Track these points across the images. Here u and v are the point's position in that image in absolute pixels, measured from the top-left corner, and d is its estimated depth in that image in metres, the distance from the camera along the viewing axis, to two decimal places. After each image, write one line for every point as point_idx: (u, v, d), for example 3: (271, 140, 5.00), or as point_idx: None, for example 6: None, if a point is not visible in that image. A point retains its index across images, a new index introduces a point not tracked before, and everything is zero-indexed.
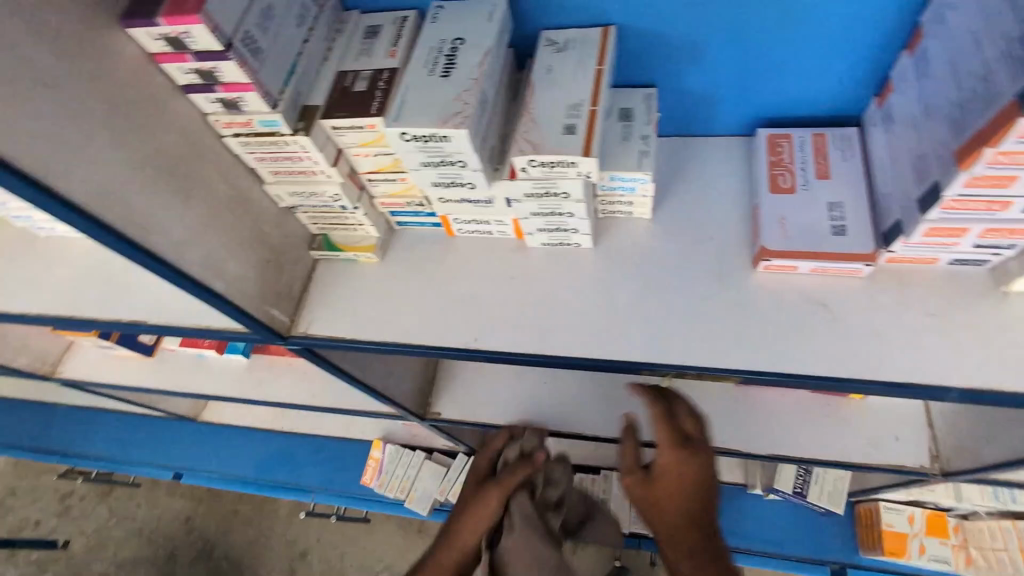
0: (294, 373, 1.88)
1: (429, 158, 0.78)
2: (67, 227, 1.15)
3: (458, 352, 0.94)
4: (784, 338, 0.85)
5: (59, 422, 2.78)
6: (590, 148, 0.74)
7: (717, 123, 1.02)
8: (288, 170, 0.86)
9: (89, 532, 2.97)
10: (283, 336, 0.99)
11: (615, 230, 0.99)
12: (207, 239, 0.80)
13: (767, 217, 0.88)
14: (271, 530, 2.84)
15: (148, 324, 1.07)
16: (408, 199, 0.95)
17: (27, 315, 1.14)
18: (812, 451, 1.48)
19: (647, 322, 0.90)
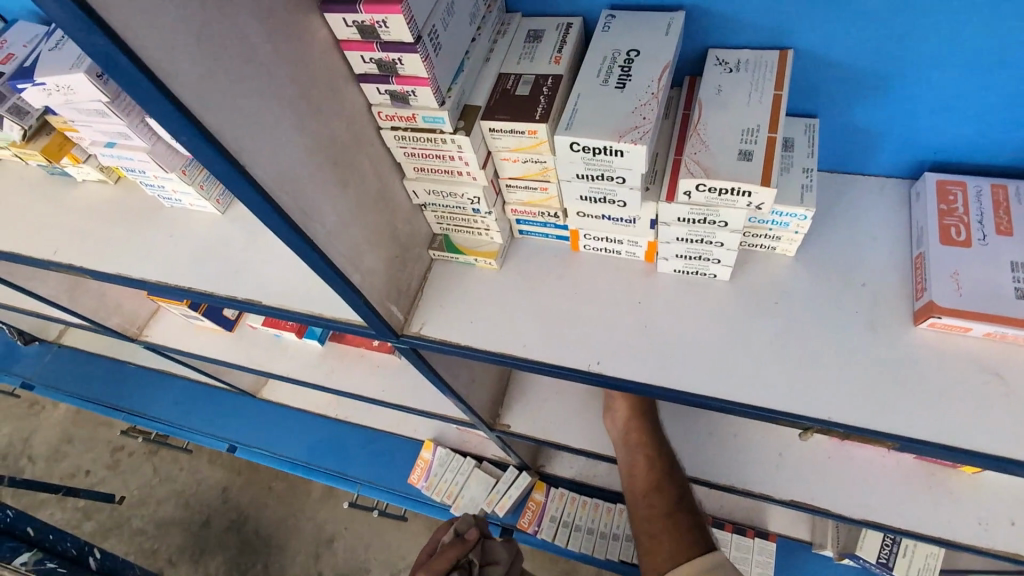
0: (366, 365, 1.89)
1: (588, 169, 0.75)
2: (193, 199, 1.18)
3: (576, 373, 0.91)
4: (949, 406, 0.77)
5: (127, 380, 2.90)
6: (769, 177, 0.70)
7: (874, 161, 0.95)
8: (433, 168, 0.84)
9: (134, 488, 3.07)
10: (396, 333, 0.98)
11: (753, 264, 0.93)
12: (352, 229, 0.79)
13: (937, 270, 0.81)
14: (304, 512, 2.86)
15: (260, 304, 1.08)
16: (542, 209, 0.92)
17: (143, 280, 1.17)
18: (911, 521, 1.36)
19: (786, 367, 0.84)
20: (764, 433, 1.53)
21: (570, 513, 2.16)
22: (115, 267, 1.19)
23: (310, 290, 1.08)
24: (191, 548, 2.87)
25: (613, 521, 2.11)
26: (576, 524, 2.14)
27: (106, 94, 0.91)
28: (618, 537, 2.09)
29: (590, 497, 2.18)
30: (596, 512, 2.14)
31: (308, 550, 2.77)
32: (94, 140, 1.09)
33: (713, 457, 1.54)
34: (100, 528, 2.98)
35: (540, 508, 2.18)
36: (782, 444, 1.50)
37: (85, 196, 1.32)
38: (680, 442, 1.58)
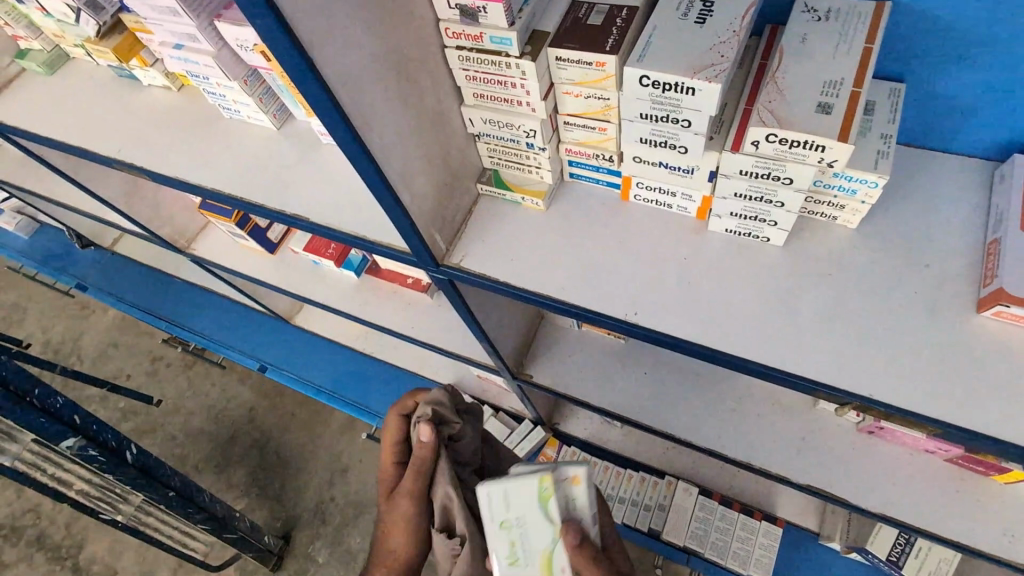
0: (398, 301, 1.94)
1: (654, 109, 0.73)
2: (252, 112, 1.19)
3: (611, 321, 0.90)
4: (1001, 397, 0.74)
5: (172, 292, 3.04)
6: (847, 133, 0.66)
7: (959, 138, 0.88)
8: (493, 95, 0.83)
9: (170, 396, 3.26)
10: (437, 262, 0.99)
11: (811, 233, 0.89)
12: (407, 148, 0.79)
13: (1013, 258, 0.76)
14: (325, 439, 2.98)
15: (307, 222, 1.11)
16: (597, 151, 0.90)
17: (198, 187, 1.20)
18: (930, 522, 1.33)
19: (831, 339, 0.82)
20: (788, 416, 1.51)
21: None
22: (173, 172, 1.23)
23: (357, 213, 1.09)
24: (219, 457, 3.05)
25: (648, 492, 2.06)
26: None
27: None
28: (622, 500, 2.08)
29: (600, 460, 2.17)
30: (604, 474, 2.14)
31: (326, 476, 2.90)
32: (164, 42, 1.11)
33: (733, 433, 1.54)
34: (137, 428, 3.20)
35: None
36: (805, 430, 1.49)
37: (150, 99, 1.35)
38: (700, 413, 1.57)
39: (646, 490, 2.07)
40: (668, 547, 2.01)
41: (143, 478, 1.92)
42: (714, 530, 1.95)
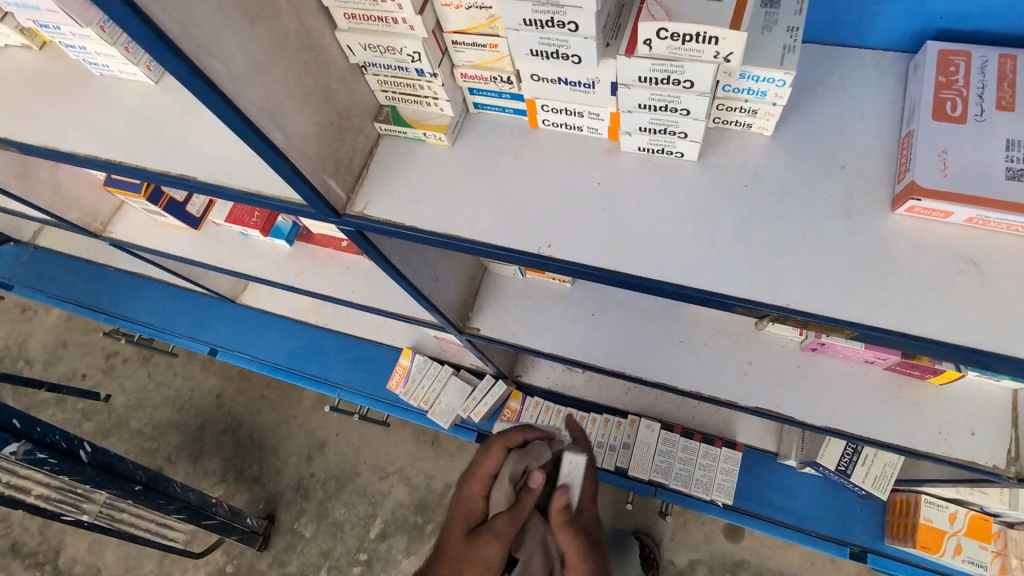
0: (336, 266, 1.84)
1: (536, 12, 0.65)
2: (122, 66, 1.07)
3: (526, 257, 0.85)
4: (917, 294, 0.72)
5: (107, 283, 2.87)
6: (739, 21, 0.61)
7: (872, 30, 0.83)
8: (364, 14, 0.74)
9: (128, 390, 3.14)
10: (337, 212, 0.91)
11: (726, 144, 0.85)
12: (268, 79, 0.70)
13: (924, 149, 0.73)
14: (294, 417, 2.92)
15: (197, 182, 1.01)
16: (494, 73, 0.82)
17: (76, 155, 1.08)
18: (873, 429, 1.36)
19: (748, 252, 0.78)
20: (736, 343, 1.51)
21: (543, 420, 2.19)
22: (46, 141, 1.10)
23: (254, 168, 1.00)
24: (187, 447, 2.97)
25: (612, 433, 2.05)
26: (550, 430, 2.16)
27: None
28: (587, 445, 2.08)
29: (564, 407, 2.19)
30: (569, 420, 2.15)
31: (300, 453, 2.85)
32: None
33: (684, 364, 1.53)
34: (99, 428, 3.08)
35: (516, 416, 2.22)
36: (753, 354, 1.49)
37: (10, 62, 1.20)
38: (649, 349, 1.56)
39: (610, 432, 2.07)
40: (635, 482, 2.05)
41: (106, 476, 1.81)
42: (677, 460, 1.98)
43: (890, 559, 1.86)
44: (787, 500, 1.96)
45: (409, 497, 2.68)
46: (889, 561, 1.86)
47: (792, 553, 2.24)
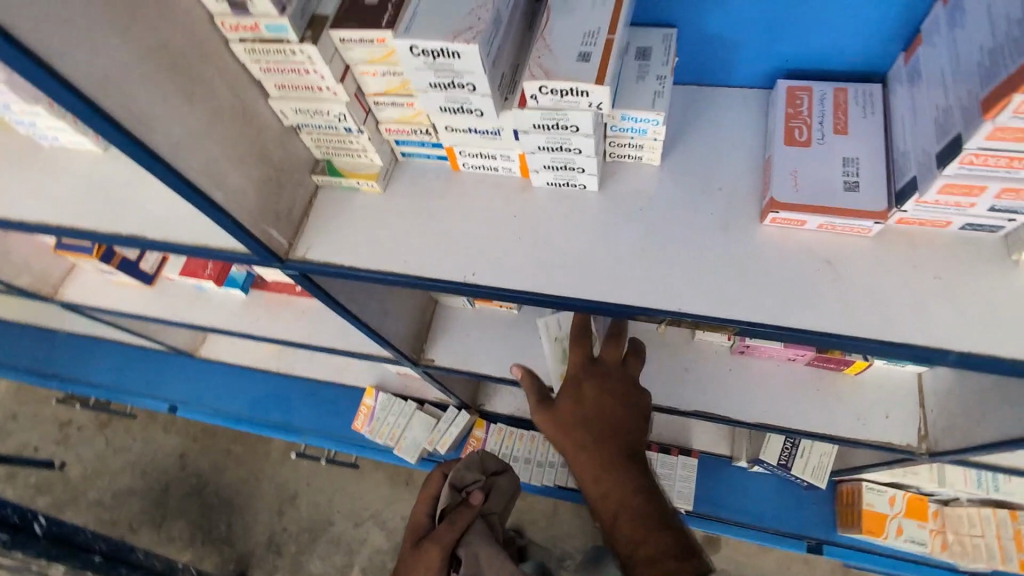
0: (291, 310, 1.88)
1: (438, 77, 0.76)
2: (73, 138, 1.14)
3: (455, 285, 0.94)
4: (786, 291, 0.84)
5: (60, 348, 2.82)
6: (603, 76, 0.72)
7: (735, 72, 0.98)
8: (293, 84, 0.84)
9: (85, 460, 3.04)
10: (281, 259, 0.98)
11: (623, 175, 0.97)
12: (209, 147, 0.79)
13: (779, 169, 0.86)
14: (262, 472, 2.88)
15: (148, 239, 1.07)
16: (414, 126, 0.93)
17: (29, 224, 1.13)
18: (801, 422, 1.49)
19: (648, 267, 0.90)
20: (674, 353, 1.61)
21: (507, 446, 2.25)
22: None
23: (202, 226, 1.07)
24: (150, 513, 2.89)
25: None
26: (514, 455, 2.24)
27: None
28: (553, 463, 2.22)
29: (529, 431, 2.27)
30: (533, 443, 2.25)
31: (269, 507, 2.80)
32: None
33: None
34: (54, 502, 2.96)
35: (481, 444, 2.28)
36: (690, 361, 1.60)
37: None
38: None
39: None
40: None
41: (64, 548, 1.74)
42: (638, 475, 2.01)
43: (844, 548, 1.96)
44: (744, 499, 2.05)
45: (386, 542, 2.66)
46: (844, 550, 1.95)
47: (762, 555, 2.33)
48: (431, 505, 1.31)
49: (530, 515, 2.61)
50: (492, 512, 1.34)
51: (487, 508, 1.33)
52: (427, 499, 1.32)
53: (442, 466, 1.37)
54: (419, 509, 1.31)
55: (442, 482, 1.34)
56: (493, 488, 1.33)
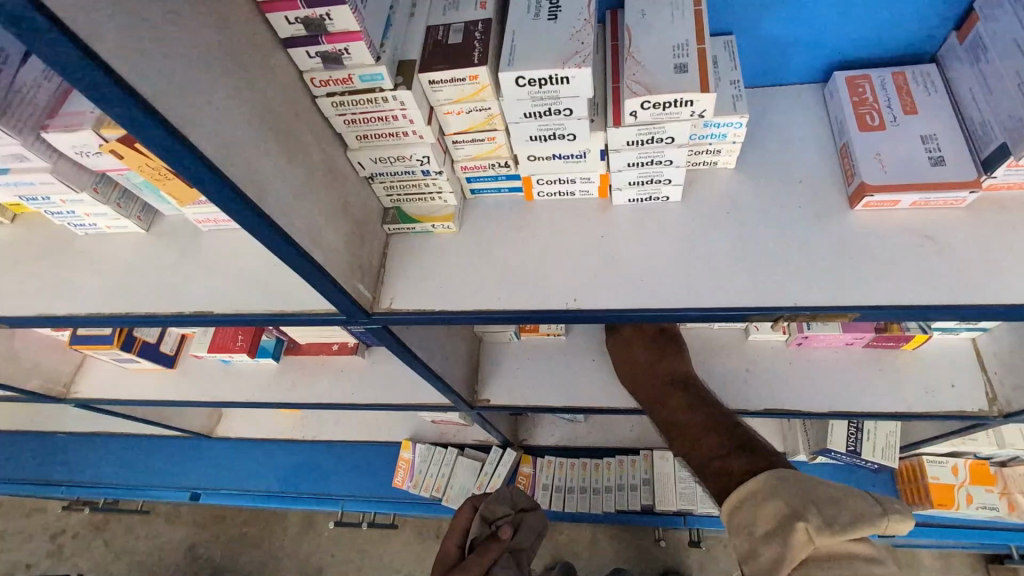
0: (327, 371, 1.82)
1: (535, 106, 0.76)
2: (115, 222, 1.10)
3: (556, 313, 0.91)
4: (893, 267, 0.85)
5: (60, 450, 2.65)
6: (706, 84, 0.73)
7: (788, 70, 1.02)
8: (376, 133, 0.82)
9: (88, 568, 2.82)
10: (366, 312, 0.94)
11: (700, 182, 0.98)
12: (304, 205, 0.76)
13: (861, 154, 0.88)
14: (282, 549, 2.71)
15: (216, 314, 1.03)
16: (491, 160, 0.92)
17: (73, 316, 1.06)
18: (870, 403, 1.48)
19: (749, 266, 0.89)
20: (730, 354, 1.61)
21: (561, 478, 2.19)
22: (31, 310, 1.07)
23: (268, 292, 1.03)
24: None
25: (629, 472, 2.14)
26: (568, 486, 2.17)
27: (6, 128, 0.84)
28: (608, 488, 2.14)
29: (577, 458, 2.22)
30: (585, 470, 2.19)
31: None
32: None
33: None
34: None
35: (531, 480, 2.20)
36: (747, 360, 1.59)
37: None
38: None
39: (626, 472, 2.15)
40: (663, 516, 2.11)
41: None
42: None
43: (913, 526, 1.94)
44: None
45: None
46: (913, 529, 1.93)
47: None
48: (462, 537, 1.46)
49: (581, 548, 2.51)
50: (518, 543, 1.51)
51: (515, 542, 1.49)
52: (459, 529, 1.46)
53: (472, 499, 1.48)
54: (449, 539, 1.46)
55: (472, 515, 1.47)
56: (521, 523, 1.51)
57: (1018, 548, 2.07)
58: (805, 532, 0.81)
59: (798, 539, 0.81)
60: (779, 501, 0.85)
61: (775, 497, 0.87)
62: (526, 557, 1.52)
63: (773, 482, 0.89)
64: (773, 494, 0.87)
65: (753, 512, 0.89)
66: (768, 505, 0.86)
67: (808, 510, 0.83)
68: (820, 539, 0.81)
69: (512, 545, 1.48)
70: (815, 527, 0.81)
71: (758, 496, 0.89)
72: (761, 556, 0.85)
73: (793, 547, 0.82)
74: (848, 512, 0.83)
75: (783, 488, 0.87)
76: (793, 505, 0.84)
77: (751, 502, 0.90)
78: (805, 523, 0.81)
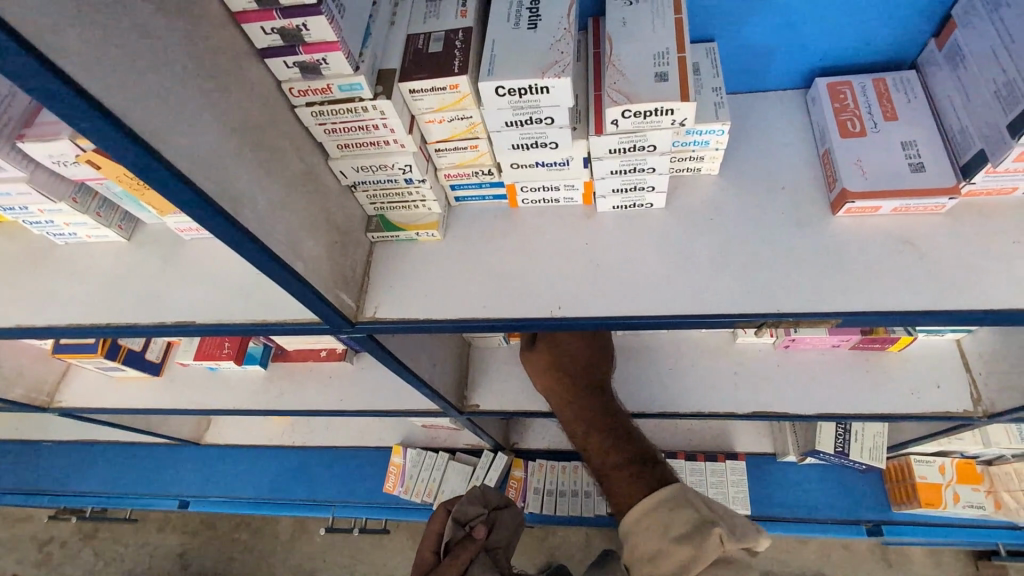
0: (316, 377, 1.81)
1: (516, 115, 0.76)
2: (95, 231, 1.08)
3: (540, 321, 0.90)
4: (874, 273, 0.85)
5: (46, 458, 2.62)
6: (686, 93, 0.73)
7: (771, 76, 1.03)
8: (357, 141, 0.81)
9: None
10: (350, 322, 0.94)
11: (685, 188, 0.98)
12: (284, 216, 0.75)
13: (842, 160, 0.89)
14: (274, 556, 2.69)
15: (199, 324, 1.02)
16: (475, 168, 0.92)
17: (51, 327, 1.05)
18: (857, 405, 1.49)
19: (733, 272, 0.89)
20: (719, 357, 1.61)
21: (552, 481, 2.19)
22: (10, 322, 1.06)
23: (251, 301, 1.02)
24: None
25: None
26: (560, 489, 2.16)
27: None
28: (600, 491, 2.14)
29: (568, 461, 2.22)
30: (576, 473, 2.18)
31: None
32: None
33: (677, 386, 1.60)
34: None
35: (522, 484, 2.19)
36: (736, 363, 1.60)
37: None
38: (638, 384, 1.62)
39: None
40: None
41: None
42: (711, 486, 1.97)
43: (901, 525, 1.95)
44: (800, 493, 2.01)
45: None
46: (901, 527, 1.94)
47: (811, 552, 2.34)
48: (436, 543, 1.33)
49: (574, 551, 2.51)
50: (495, 544, 1.38)
51: (491, 542, 1.37)
52: (432, 535, 1.34)
53: (444, 502, 1.38)
54: (421, 545, 1.33)
55: (445, 517, 1.36)
56: (496, 522, 1.40)
57: (1005, 545, 2.09)
58: (718, 537, 0.92)
59: (711, 544, 0.91)
60: (694, 508, 0.96)
61: (688, 508, 0.97)
62: (505, 558, 1.39)
63: (684, 493, 1.00)
64: (685, 504, 0.98)
65: (669, 519, 0.97)
66: (682, 512, 0.96)
67: (716, 518, 0.95)
68: (729, 545, 0.92)
69: (489, 545, 1.35)
70: (725, 533, 0.92)
71: (672, 505, 0.99)
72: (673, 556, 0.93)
73: (705, 552, 0.91)
74: (739, 522, 0.97)
75: (694, 499, 0.98)
76: (705, 513, 0.95)
77: (661, 510, 0.99)
78: (719, 526, 0.92)
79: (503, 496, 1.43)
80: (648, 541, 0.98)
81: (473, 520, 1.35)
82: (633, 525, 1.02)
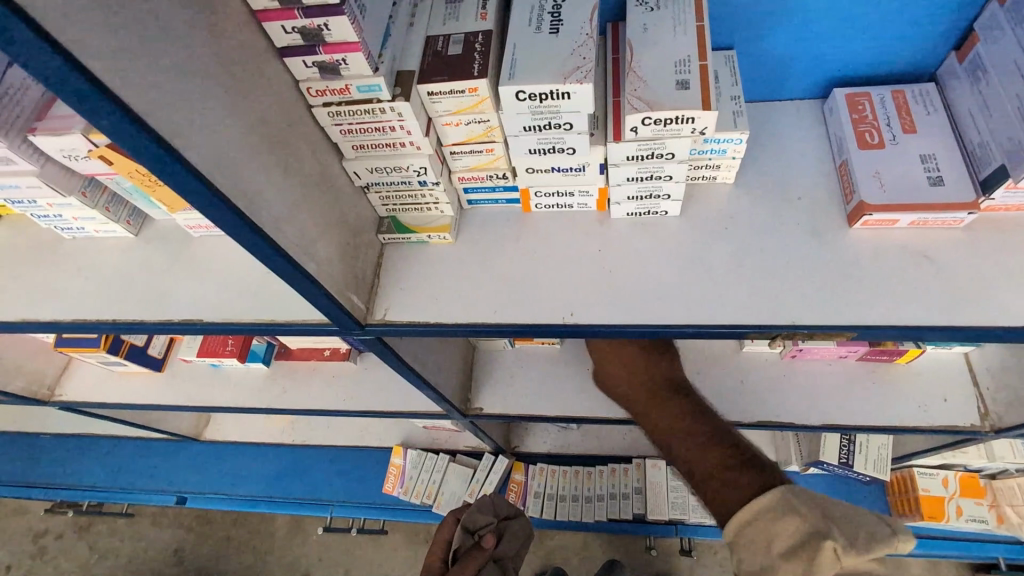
0: (319, 376, 1.80)
1: (535, 120, 0.75)
2: (102, 226, 1.07)
3: (552, 327, 0.89)
4: (890, 286, 0.85)
5: (44, 451, 2.61)
6: (708, 101, 0.73)
7: (788, 85, 1.02)
8: (373, 143, 0.81)
9: (71, 570, 2.78)
10: (360, 324, 0.93)
11: (699, 196, 0.98)
12: (298, 217, 0.75)
13: (861, 172, 0.88)
14: (270, 553, 2.67)
15: (206, 322, 1.01)
16: (490, 172, 0.91)
17: (56, 322, 1.04)
18: (864, 417, 1.48)
19: (748, 283, 0.88)
20: (725, 365, 1.60)
21: (553, 485, 2.18)
22: (15, 316, 1.05)
23: (260, 300, 1.01)
24: None
25: (622, 480, 2.12)
26: (560, 494, 2.16)
27: None
28: (601, 497, 2.13)
29: (569, 466, 2.21)
30: (577, 478, 2.17)
31: None
32: None
33: None
34: None
35: (523, 488, 2.19)
36: (742, 372, 1.59)
37: None
38: None
39: (618, 480, 2.13)
40: (655, 526, 2.09)
41: None
42: None
43: None
44: None
45: None
46: None
47: None
48: (445, 550, 1.37)
49: (571, 555, 2.50)
50: (503, 554, 1.41)
51: (499, 552, 1.40)
52: (441, 543, 1.38)
53: (453, 511, 1.42)
54: (432, 554, 1.37)
55: (454, 526, 1.40)
56: (505, 531, 1.42)
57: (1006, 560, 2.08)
58: (832, 550, 0.81)
59: (823, 559, 0.81)
60: (801, 519, 0.85)
61: (793, 514, 0.87)
62: (512, 567, 1.42)
63: (790, 498, 0.89)
64: (788, 510, 0.87)
65: (770, 528, 0.88)
66: (787, 522, 0.86)
67: (830, 528, 0.84)
68: (845, 558, 0.81)
69: (496, 554, 1.39)
70: (842, 545, 0.81)
71: (772, 515, 0.89)
72: (779, 571, 0.85)
73: (816, 566, 0.82)
74: (863, 530, 0.85)
75: (797, 503, 0.88)
76: (813, 523, 0.85)
77: (763, 518, 0.90)
78: (835, 541, 0.81)
79: (513, 507, 1.46)
80: (753, 557, 0.89)
81: (482, 529, 1.38)
82: (736, 533, 0.93)
